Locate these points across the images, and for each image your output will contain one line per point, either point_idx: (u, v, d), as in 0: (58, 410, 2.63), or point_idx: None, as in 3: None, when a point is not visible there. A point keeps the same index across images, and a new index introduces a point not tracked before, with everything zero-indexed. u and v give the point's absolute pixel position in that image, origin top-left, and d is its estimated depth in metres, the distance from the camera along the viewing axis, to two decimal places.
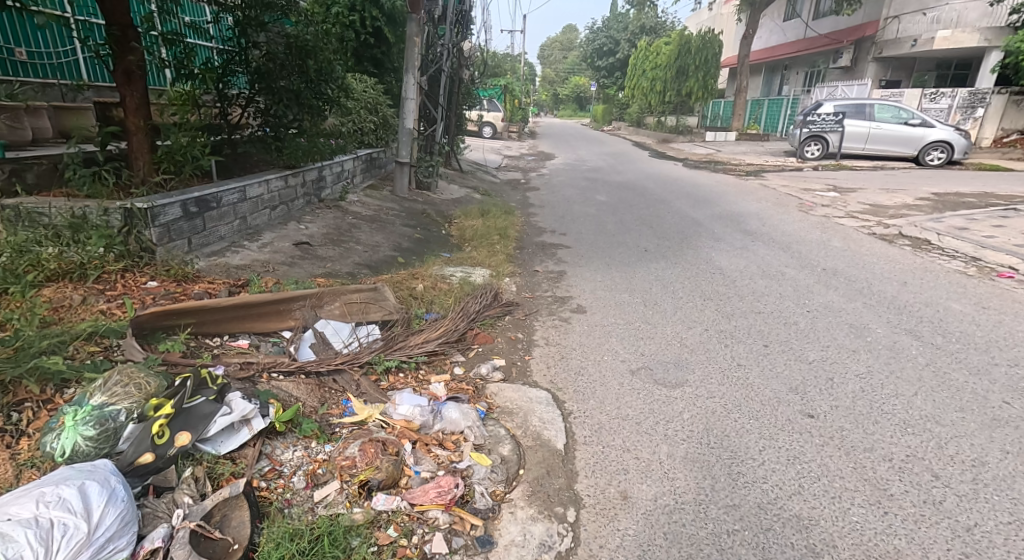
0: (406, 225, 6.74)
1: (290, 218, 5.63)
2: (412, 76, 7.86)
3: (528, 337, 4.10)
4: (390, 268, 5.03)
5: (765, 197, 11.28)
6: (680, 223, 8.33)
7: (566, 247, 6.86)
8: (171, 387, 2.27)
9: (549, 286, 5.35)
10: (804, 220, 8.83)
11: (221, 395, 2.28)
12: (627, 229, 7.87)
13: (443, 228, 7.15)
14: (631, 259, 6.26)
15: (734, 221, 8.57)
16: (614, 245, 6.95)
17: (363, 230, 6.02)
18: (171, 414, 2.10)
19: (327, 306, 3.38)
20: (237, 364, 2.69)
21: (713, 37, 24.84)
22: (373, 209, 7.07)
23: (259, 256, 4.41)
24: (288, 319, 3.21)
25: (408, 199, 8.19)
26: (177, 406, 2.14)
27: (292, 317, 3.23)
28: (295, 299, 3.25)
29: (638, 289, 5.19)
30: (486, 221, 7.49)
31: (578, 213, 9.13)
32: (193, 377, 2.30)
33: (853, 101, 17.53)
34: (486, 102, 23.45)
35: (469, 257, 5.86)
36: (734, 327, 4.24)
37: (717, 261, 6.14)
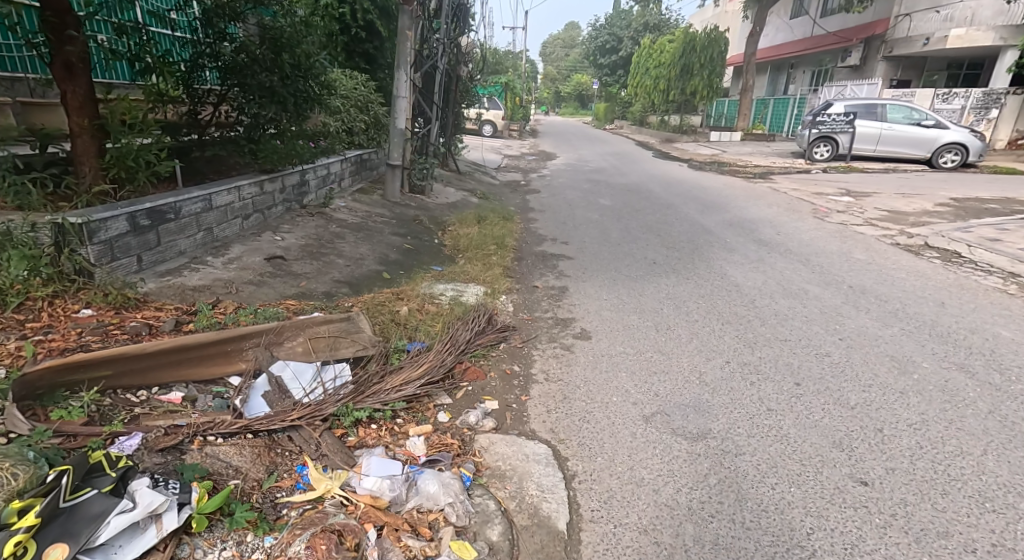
0: (396, 234, 6.24)
1: (266, 229, 5.13)
2: (404, 72, 7.35)
3: (525, 371, 3.61)
4: (373, 286, 4.53)
5: (777, 202, 10.77)
6: (689, 231, 7.83)
7: (568, 258, 6.37)
8: (48, 477, 1.88)
9: (550, 305, 4.85)
10: (820, 227, 8.34)
11: (118, 488, 1.88)
12: (633, 237, 7.37)
13: (436, 237, 6.65)
14: (639, 273, 5.76)
15: (746, 229, 8.08)
16: (619, 255, 6.45)
17: (348, 241, 5.52)
18: (37, 524, 1.71)
19: (288, 343, 2.89)
20: (160, 429, 2.26)
21: (718, 35, 24.33)
22: (361, 216, 6.57)
23: (222, 275, 3.92)
24: (238, 362, 2.72)
25: (400, 203, 7.70)
26: (47, 512, 1.74)
27: (243, 358, 2.74)
28: (246, 337, 2.76)
29: (648, 310, 4.69)
30: (483, 229, 7.00)
31: (581, 219, 8.63)
32: (76, 467, 1.89)
33: (864, 101, 16.98)
34: (487, 101, 22.98)
35: (463, 271, 5.36)
36: (758, 359, 3.75)
37: (733, 276, 5.64)
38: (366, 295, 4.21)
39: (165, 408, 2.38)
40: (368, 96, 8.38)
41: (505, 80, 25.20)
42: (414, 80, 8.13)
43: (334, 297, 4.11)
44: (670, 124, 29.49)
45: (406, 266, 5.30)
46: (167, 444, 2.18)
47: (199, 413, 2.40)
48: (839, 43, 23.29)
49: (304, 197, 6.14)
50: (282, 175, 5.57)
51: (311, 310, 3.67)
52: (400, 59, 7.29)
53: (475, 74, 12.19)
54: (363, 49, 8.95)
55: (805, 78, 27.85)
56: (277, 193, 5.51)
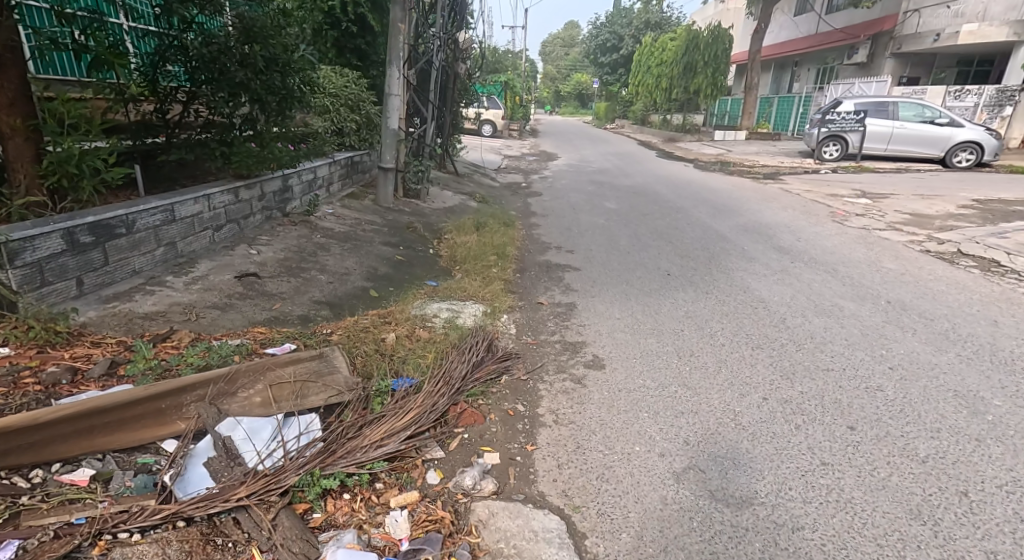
0: (387, 245, 5.73)
1: (241, 241, 4.62)
2: (397, 68, 6.83)
3: (531, 411, 3.10)
4: (358, 307, 4.03)
5: (791, 204, 10.26)
6: (702, 238, 7.33)
7: (574, 269, 5.87)
8: None
9: (557, 327, 4.35)
10: (842, 233, 7.84)
11: None
12: (643, 245, 6.87)
13: (432, 246, 6.15)
14: (653, 287, 5.26)
15: (764, 234, 7.58)
16: (630, 266, 5.96)
17: (333, 253, 5.01)
18: None
19: (243, 393, 2.44)
20: (51, 531, 1.84)
21: (722, 32, 23.83)
22: (349, 224, 6.06)
23: (182, 297, 3.41)
24: (178, 421, 2.28)
25: (393, 209, 7.20)
26: None
27: (184, 417, 2.29)
28: (187, 391, 2.32)
29: (667, 333, 4.19)
30: (482, 237, 6.50)
31: (586, 224, 8.14)
32: None
33: (875, 99, 16.40)
34: (486, 100, 22.50)
35: (460, 286, 4.85)
36: (801, 395, 3.25)
37: (757, 291, 5.14)
38: (350, 320, 3.71)
39: (65, 497, 1.94)
40: (358, 94, 7.89)
41: (506, 78, 24.62)
42: (408, 77, 7.64)
43: (312, 322, 3.61)
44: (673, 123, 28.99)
45: (397, 281, 4.80)
46: (51, 554, 1.77)
47: (109, 501, 1.95)
48: (846, 40, 22.79)
49: (287, 205, 5.64)
50: (259, 181, 5.07)
51: (284, 342, 3.18)
52: (392, 54, 6.78)
53: (474, 71, 11.67)
54: (354, 44, 8.44)
55: (810, 76, 27.34)
56: (255, 201, 5.01)
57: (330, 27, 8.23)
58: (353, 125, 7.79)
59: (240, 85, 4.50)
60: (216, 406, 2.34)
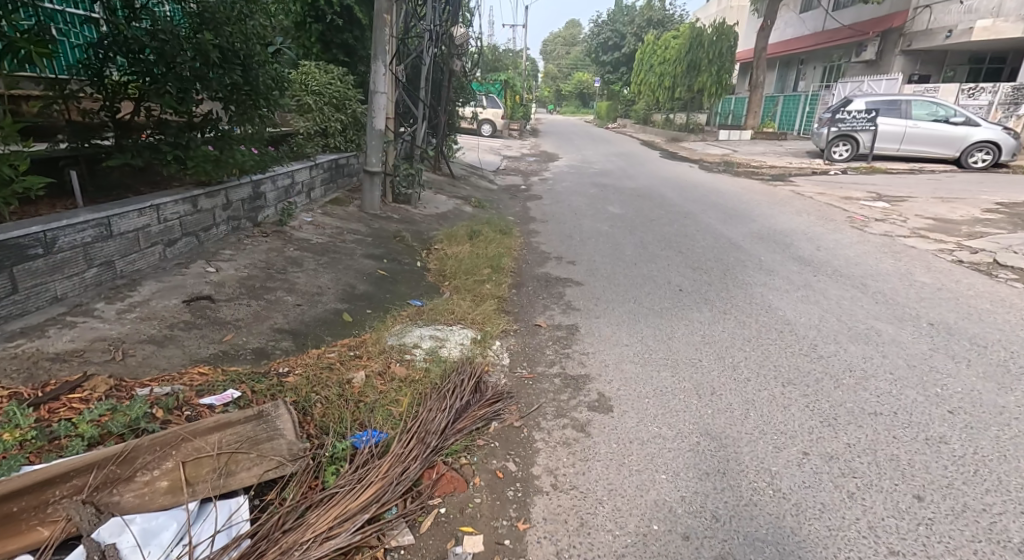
0: (370, 258, 5.19)
1: (199, 256, 4.08)
2: (382, 63, 6.29)
3: (526, 471, 2.58)
4: (326, 337, 3.48)
5: (805, 209, 9.70)
6: (714, 247, 6.77)
7: (576, 284, 5.34)
8: None
9: (556, 356, 3.80)
10: (864, 240, 7.30)
11: None
12: (651, 256, 6.33)
13: (419, 258, 5.61)
14: (664, 306, 4.71)
15: (780, 243, 7.04)
16: (637, 281, 5.41)
17: (307, 270, 4.47)
18: None
19: (135, 485, 1.93)
20: None
21: (728, 29, 23.30)
22: (329, 235, 5.52)
23: (110, 330, 2.87)
24: (39, 526, 1.77)
25: (380, 216, 6.68)
26: None
27: (47, 521, 1.79)
28: (59, 486, 1.87)
29: (683, 365, 3.65)
30: (475, 248, 5.98)
31: (589, 231, 7.62)
32: None
33: (887, 96, 15.80)
34: (485, 99, 21.99)
35: (448, 306, 4.30)
36: (849, 451, 2.71)
37: (781, 310, 4.59)
38: (314, 354, 3.18)
39: None
40: (343, 92, 7.38)
41: (506, 77, 24.04)
42: (396, 73, 7.10)
43: (268, 357, 3.07)
44: (676, 123, 28.41)
45: (376, 302, 4.25)
46: None
47: None
48: (854, 37, 22.19)
49: (259, 214, 5.11)
50: (223, 188, 4.54)
51: (228, 387, 2.64)
52: (377, 48, 6.23)
53: (471, 68, 11.14)
54: (341, 39, 7.95)
55: (816, 74, 26.75)
56: (218, 210, 4.48)
57: (314, 20, 7.75)
58: (338, 125, 7.28)
59: (196, 81, 3.96)
60: (93, 504, 1.84)
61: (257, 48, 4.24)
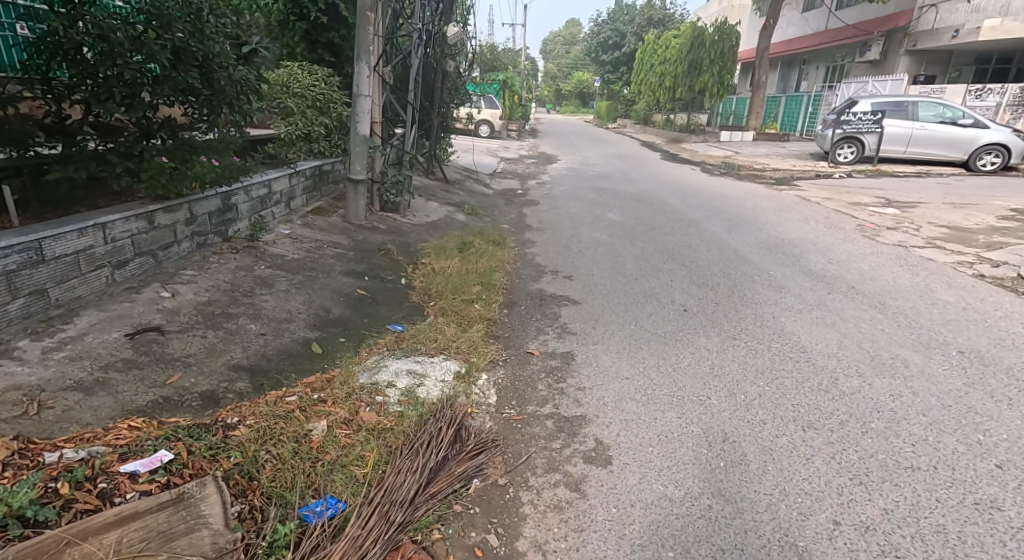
0: (349, 276, 4.81)
1: (155, 278, 3.69)
2: (365, 64, 5.89)
3: (510, 549, 2.22)
4: (289, 375, 3.10)
5: (812, 215, 9.31)
6: (719, 260, 6.39)
7: (572, 304, 4.97)
8: None
9: (549, 392, 3.42)
10: (877, 252, 6.93)
11: None
12: (653, 270, 5.97)
13: (404, 275, 5.23)
14: (667, 331, 4.33)
15: (789, 254, 6.67)
16: (638, 300, 5.03)
17: (277, 292, 4.08)
18: None
19: None
20: None
21: (729, 28, 22.94)
22: (307, 250, 5.13)
23: (29, 376, 2.50)
24: None
25: (365, 227, 6.30)
26: None
27: None
28: None
29: (690, 404, 3.27)
30: (465, 263, 5.60)
31: (587, 241, 7.25)
32: None
33: (893, 98, 15.46)
34: (484, 99, 21.68)
35: (431, 331, 3.92)
36: (888, 520, 2.34)
37: (795, 335, 4.21)
38: (272, 397, 2.79)
39: None
40: (326, 94, 6.99)
41: (505, 76, 23.67)
42: (383, 75, 6.72)
43: (217, 403, 2.68)
44: (677, 124, 28.07)
45: (352, 328, 3.87)
46: None
47: None
48: (857, 36, 21.77)
49: (229, 228, 4.72)
50: (185, 201, 4.14)
51: (159, 446, 2.25)
52: (360, 49, 5.84)
53: (465, 68, 10.74)
54: (327, 38, 7.59)
55: (819, 74, 26.42)
56: (180, 226, 4.09)
57: (298, 18, 7.43)
58: (322, 130, 6.89)
59: (145, 85, 3.53)
60: None
61: (219, 48, 3.84)
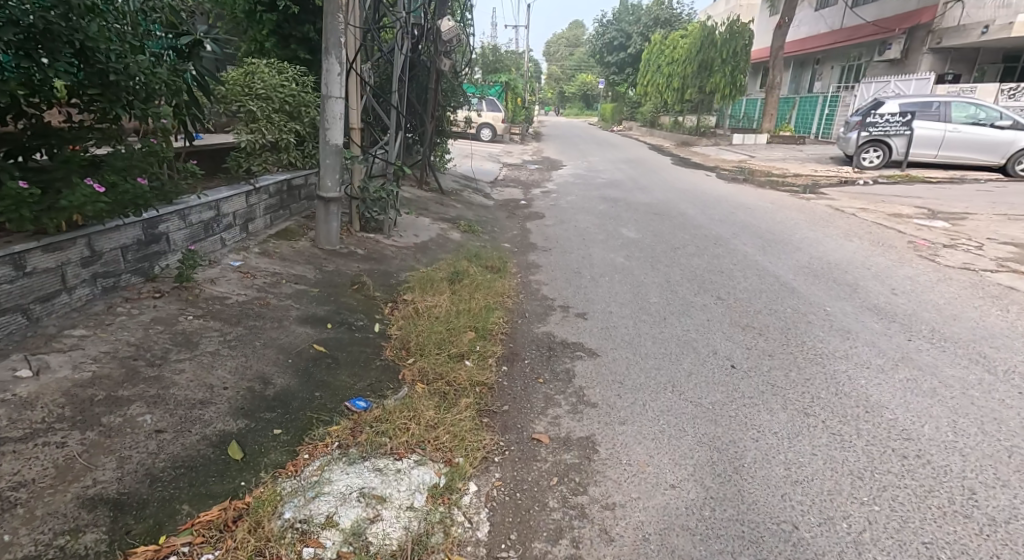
0: (307, 325, 3.79)
1: (19, 347, 2.72)
2: (336, 59, 4.87)
3: None
4: (178, 508, 2.09)
5: (851, 230, 8.28)
6: (761, 291, 5.37)
7: (589, 358, 3.98)
8: None
9: (564, 515, 2.44)
10: (942, 277, 5.90)
11: None
12: (684, 306, 4.97)
13: (381, 318, 4.23)
14: (716, 406, 3.32)
15: (842, 282, 5.65)
16: (670, 353, 4.02)
17: (200, 355, 3.06)
18: None
19: None
20: None
21: (742, 27, 21.74)
22: (257, 289, 4.11)
23: None
24: None
25: (340, 253, 5.32)
26: None
27: None
28: None
29: (770, 542, 2.28)
30: (456, 301, 4.60)
31: (603, 266, 6.26)
32: None
33: (920, 98, 14.42)
34: (485, 102, 20.79)
35: (403, 414, 2.91)
36: None
37: (886, 412, 3.18)
38: None
39: None
40: (297, 95, 6.00)
41: (506, 77, 22.66)
42: (361, 73, 5.71)
43: None
44: (685, 126, 26.97)
45: (295, 410, 2.85)
46: None
47: None
48: (877, 35, 20.68)
49: (154, 264, 3.71)
50: (84, 233, 3.14)
51: None
52: (330, 39, 4.83)
53: (462, 68, 9.73)
54: (301, 31, 6.62)
55: (834, 74, 25.36)
56: (73, 266, 3.09)
57: (266, 8, 6.46)
58: (292, 137, 5.91)
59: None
60: None
61: (99, 30, 2.82)
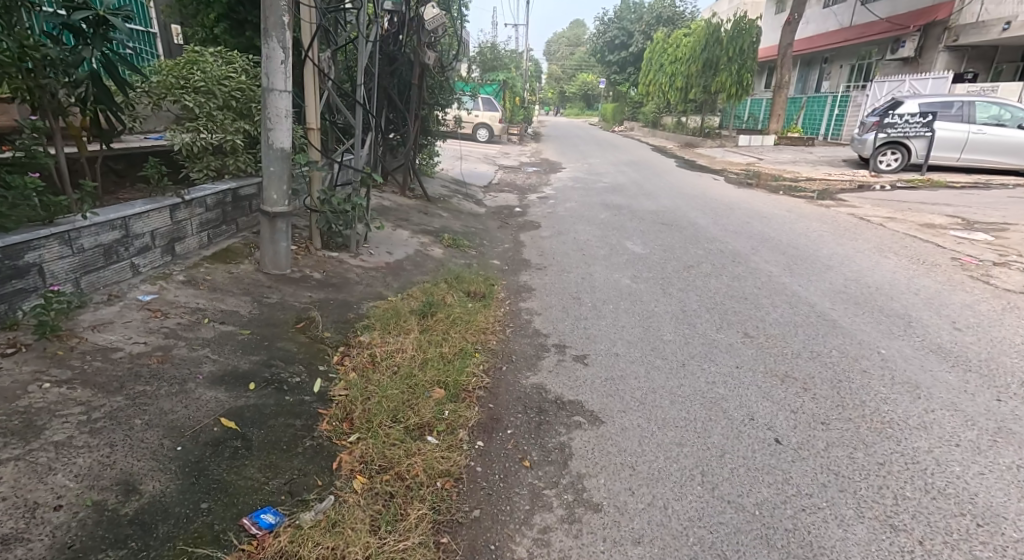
0: (219, 388, 2.89)
1: None
2: (277, 41, 3.98)
3: None
4: None
5: (885, 244, 7.38)
6: (796, 324, 4.48)
7: (590, 428, 3.09)
8: None
9: None
10: (1007, 306, 4.99)
11: None
12: (705, 347, 4.07)
13: (326, 370, 3.32)
14: (764, 511, 2.43)
15: (891, 313, 4.74)
16: (695, 421, 3.14)
17: (36, 449, 2.17)
18: None
19: None
20: None
21: (751, 24, 20.60)
22: (165, 334, 3.22)
23: None
24: None
25: (290, 280, 4.42)
26: None
27: None
28: None
29: None
30: (425, 345, 3.71)
31: (606, 290, 5.36)
32: None
33: (940, 98, 13.49)
34: (481, 102, 19.95)
35: (323, 545, 2.06)
36: None
37: (1007, 528, 2.30)
38: None
39: None
40: (247, 89, 5.10)
41: (504, 77, 21.86)
42: (320, 63, 4.81)
43: None
44: (689, 126, 26.03)
45: (157, 544, 1.97)
46: None
47: None
48: (890, 32, 19.75)
49: (15, 306, 2.90)
50: None
51: None
52: (270, 18, 3.94)
53: (451, 62, 8.84)
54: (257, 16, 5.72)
55: (844, 73, 24.45)
56: None
57: None
58: (241, 139, 4.99)
59: None
60: None
61: None
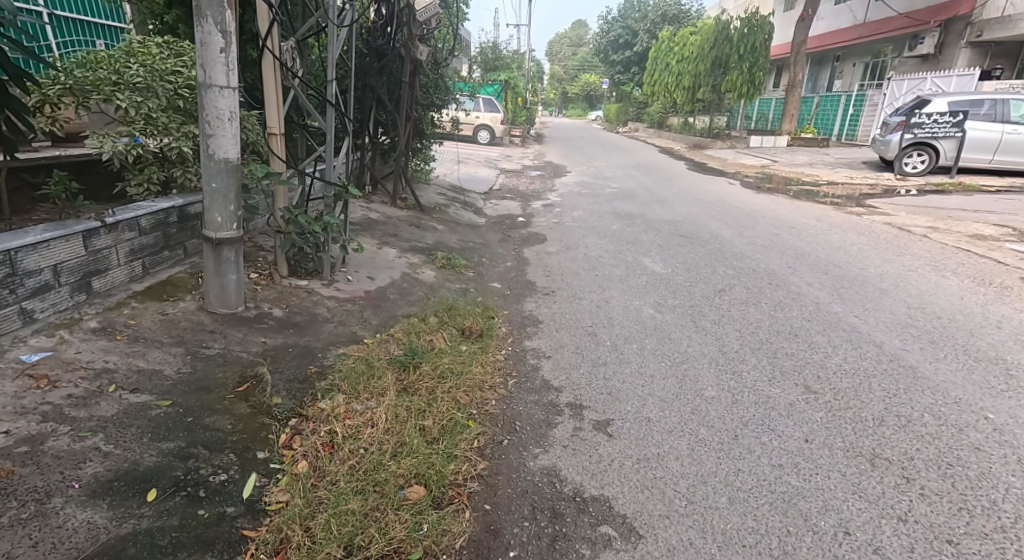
0: (99, 506, 2.04)
1: None
2: (212, 22, 3.12)
3: None
4: None
5: (938, 261, 6.48)
6: (868, 374, 3.61)
7: (623, 547, 2.23)
8: None
9: None
10: None
11: None
12: (760, 410, 3.20)
13: (268, 460, 2.46)
14: None
15: (981, 357, 3.84)
16: (768, 536, 2.28)
17: None
18: None
19: None
20: None
21: (763, 19, 19.68)
22: (43, 417, 2.39)
23: None
24: None
25: (241, 320, 3.57)
26: None
27: None
28: None
29: None
30: (403, 415, 2.83)
31: (626, 324, 4.49)
32: None
33: (969, 96, 12.57)
34: (482, 103, 19.13)
35: None
36: None
37: None
38: None
39: None
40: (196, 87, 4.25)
41: (506, 76, 21.02)
42: (280, 53, 3.96)
43: None
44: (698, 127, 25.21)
45: None
46: None
47: None
48: (909, 27, 18.84)
49: None
50: None
51: None
52: None
53: (445, 57, 7.96)
54: None
55: (858, 72, 23.50)
56: None
57: None
58: (189, 146, 4.15)
59: None
60: None
61: None
